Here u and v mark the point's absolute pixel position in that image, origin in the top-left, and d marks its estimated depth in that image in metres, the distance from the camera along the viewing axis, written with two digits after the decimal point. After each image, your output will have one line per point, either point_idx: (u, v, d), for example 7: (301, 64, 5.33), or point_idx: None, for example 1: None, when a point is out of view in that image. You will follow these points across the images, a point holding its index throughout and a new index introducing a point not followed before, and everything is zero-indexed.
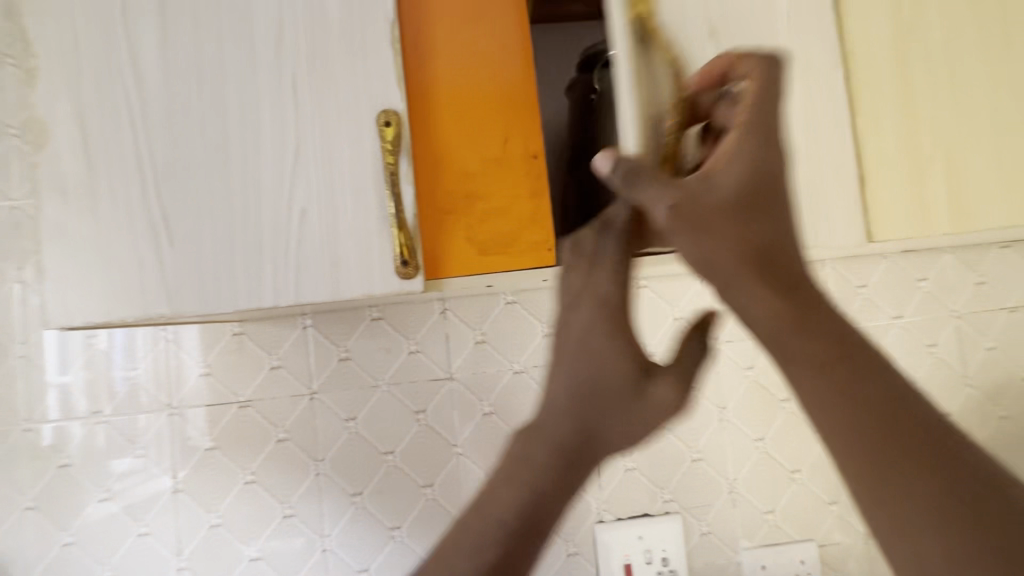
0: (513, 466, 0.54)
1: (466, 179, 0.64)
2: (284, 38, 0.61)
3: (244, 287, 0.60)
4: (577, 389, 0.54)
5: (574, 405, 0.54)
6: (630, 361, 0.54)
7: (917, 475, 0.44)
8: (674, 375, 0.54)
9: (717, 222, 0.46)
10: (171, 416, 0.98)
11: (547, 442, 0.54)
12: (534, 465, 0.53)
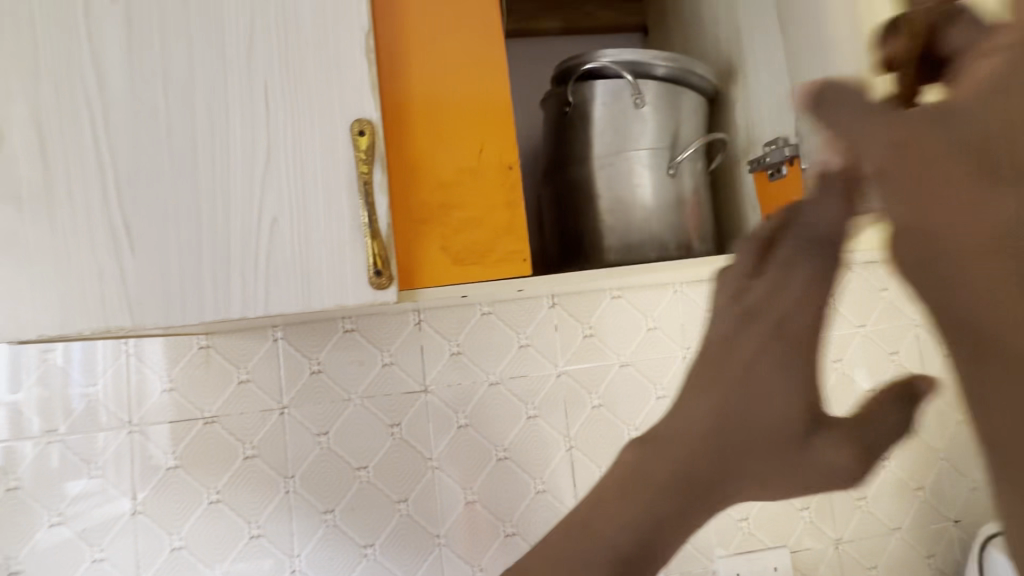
0: (632, 491, 0.47)
1: (441, 189, 0.64)
2: (255, 44, 0.61)
3: (210, 298, 0.58)
4: (723, 421, 0.47)
5: (719, 440, 0.47)
6: (805, 405, 0.48)
7: None
8: (842, 439, 0.48)
9: (937, 179, 0.33)
10: (132, 434, 0.94)
11: (678, 470, 0.47)
12: (656, 492, 0.46)
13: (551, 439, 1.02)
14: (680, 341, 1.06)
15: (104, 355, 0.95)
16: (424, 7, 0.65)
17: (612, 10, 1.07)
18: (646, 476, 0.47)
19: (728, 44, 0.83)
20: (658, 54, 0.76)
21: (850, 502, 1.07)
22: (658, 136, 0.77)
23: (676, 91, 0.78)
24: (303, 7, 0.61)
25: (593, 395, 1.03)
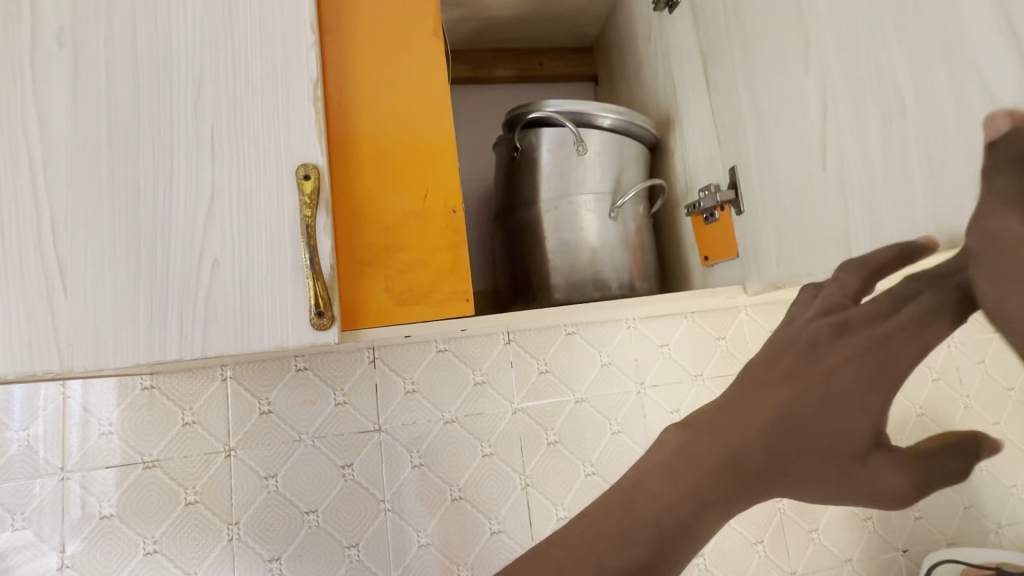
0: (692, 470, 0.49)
1: (386, 231, 0.65)
2: (203, 93, 0.62)
3: (145, 341, 0.58)
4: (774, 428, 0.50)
5: (768, 441, 0.50)
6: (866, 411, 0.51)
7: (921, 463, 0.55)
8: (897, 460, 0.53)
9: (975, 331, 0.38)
10: (65, 480, 0.89)
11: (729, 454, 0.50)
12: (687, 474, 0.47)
13: (507, 477, 1.01)
14: (634, 376, 1.08)
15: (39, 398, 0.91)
16: (373, 61, 0.69)
17: (563, 62, 1.13)
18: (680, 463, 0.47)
19: (667, 96, 0.88)
20: (600, 106, 0.80)
21: (803, 536, 1.08)
22: (600, 182, 0.81)
23: (618, 139, 0.83)
24: (252, 59, 0.64)
25: (548, 431, 1.04)
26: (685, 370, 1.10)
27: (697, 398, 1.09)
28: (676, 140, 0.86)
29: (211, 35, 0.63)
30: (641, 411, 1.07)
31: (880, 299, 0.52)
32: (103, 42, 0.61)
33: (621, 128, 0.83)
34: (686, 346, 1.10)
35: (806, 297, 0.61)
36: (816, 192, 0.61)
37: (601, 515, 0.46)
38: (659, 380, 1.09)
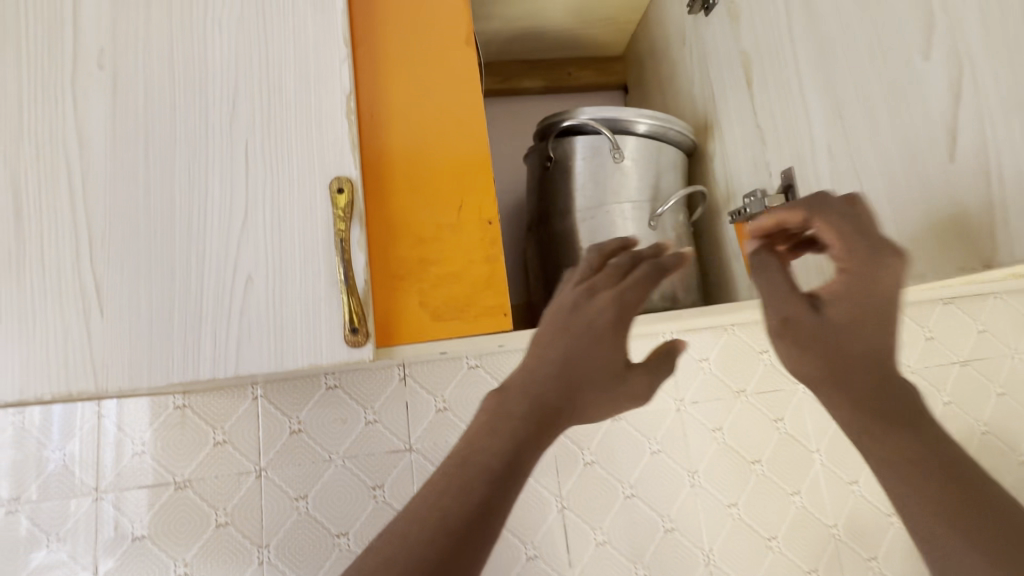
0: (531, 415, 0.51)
1: (419, 243, 0.64)
2: (237, 108, 0.62)
3: (180, 359, 0.56)
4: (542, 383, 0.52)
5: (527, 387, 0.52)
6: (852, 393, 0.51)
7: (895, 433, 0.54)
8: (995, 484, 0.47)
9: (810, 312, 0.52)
10: (98, 501, 0.89)
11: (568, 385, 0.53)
12: (515, 422, 0.51)
13: (542, 500, 0.97)
14: (673, 393, 1.03)
15: (74, 417, 0.91)
16: (404, 72, 0.68)
17: (593, 71, 1.11)
18: (507, 410, 0.51)
19: (704, 100, 0.85)
20: (636, 112, 0.77)
21: (861, 563, 1.00)
22: (638, 189, 0.78)
23: (655, 145, 0.80)
24: (286, 72, 0.63)
25: (584, 451, 1.00)
26: (727, 386, 1.04)
27: (740, 415, 1.03)
28: (715, 143, 0.83)
29: (245, 51, 0.63)
30: (682, 429, 1.02)
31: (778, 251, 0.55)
32: (142, 61, 0.62)
33: (658, 134, 0.81)
34: (726, 360, 1.05)
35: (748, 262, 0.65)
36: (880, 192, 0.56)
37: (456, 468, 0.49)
38: (699, 396, 1.03)
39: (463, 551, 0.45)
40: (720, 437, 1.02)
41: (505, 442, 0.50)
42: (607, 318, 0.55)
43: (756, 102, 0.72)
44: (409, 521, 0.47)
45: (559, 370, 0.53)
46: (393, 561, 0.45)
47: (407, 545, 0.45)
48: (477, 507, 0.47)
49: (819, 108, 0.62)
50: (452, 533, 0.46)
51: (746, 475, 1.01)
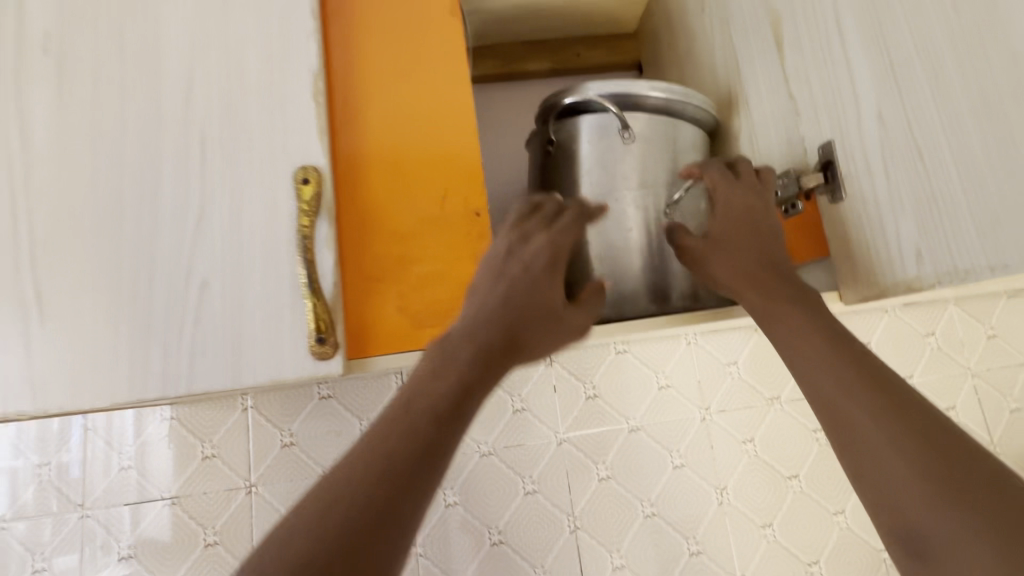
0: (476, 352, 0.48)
1: (395, 240, 0.56)
2: (192, 93, 0.55)
3: (130, 376, 0.50)
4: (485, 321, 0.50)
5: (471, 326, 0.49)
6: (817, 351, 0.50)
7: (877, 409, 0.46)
8: None
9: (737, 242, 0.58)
10: (83, 519, 0.84)
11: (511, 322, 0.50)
12: (462, 363, 0.47)
13: (553, 519, 0.88)
14: (697, 401, 0.93)
15: (61, 431, 0.87)
16: (381, 45, 0.60)
17: (602, 50, 1.02)
18: (451, 351, 0.48)
19: (725, 69, 0.74)
20: (648, 85, 0.68)
21: None
22: (652, 173, 0.69)
23: (671, 124, 0.70)
24: (246, 51, 0.56)
25: (599, 465, 0.90)
26: (758, 394, 0.94)
27: (772, 425, 0.93)
28: (740, 118, 0.72)
29: (202, 27, 0.56)
30: (708, 441, 0.92)
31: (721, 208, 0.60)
32: (89, 44, 0.55)
33: (674, 109, 0.71)
34: (755, 364, 0.95)
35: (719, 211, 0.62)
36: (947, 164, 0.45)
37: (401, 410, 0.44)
38: (727, 404, 0.93)
39: (413, 495, 0.41)
40: (751, 450, 0.92)
41: (452, 381, 0.46)
42: (541, 259, 0.53)
43: (788, 68, 0.62)
44: (351, 464, 0.41)
45: (504, 307, 0.50)
46: (337, 503, 0.40)
47: (353, 489, 0.40)
48: (423, 449, 0.43)
49: (868, 68, 0.51)
50: (402, 476, 0.41)
51: (781, 492, 0.90)
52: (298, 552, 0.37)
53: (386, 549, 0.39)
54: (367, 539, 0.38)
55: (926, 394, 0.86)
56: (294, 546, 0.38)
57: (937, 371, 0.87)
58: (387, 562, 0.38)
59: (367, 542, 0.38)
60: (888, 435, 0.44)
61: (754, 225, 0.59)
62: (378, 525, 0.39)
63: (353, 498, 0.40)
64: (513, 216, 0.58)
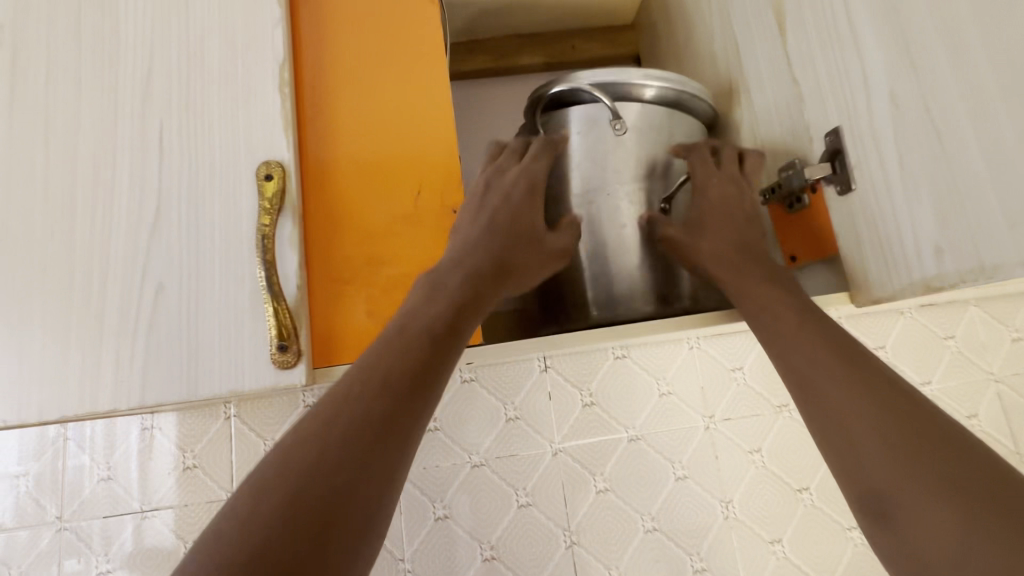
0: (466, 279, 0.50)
1: (366, 239, 0.52)
2: (151, 85, 0.52)
3: (78, 386, 0.47)
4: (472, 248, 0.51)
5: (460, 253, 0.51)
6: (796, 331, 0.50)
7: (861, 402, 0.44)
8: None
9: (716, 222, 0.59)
10: (61, 531, 0.81)
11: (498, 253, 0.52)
12: (451, 290, 0.49)
13: (548, 534, 0.80)
14: (701, 408, 0.85)
15: (40, 441, 0.84)
16: (352, 33, 0.57)
17: (598, 43, 0.97)
18: (440, 281, 0.49)
19: (724, 55, 0.69)
20: (641, 72, 0.62)
21: None
22: (646, 166, 0.63)
23: (666, 115, 0.64)
24: (208, 42, 0.53)
25: (597, 476, 0.82)
26: (767, 401, 0.86)
27: (783, 434, 0.85)
28: (740, 108, 0.67)
29: (162, 14, 0.53)
30: (713, 452, 0.84)
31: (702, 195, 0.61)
32: (44, 33, 0.52)
33: (669, 100, 0.65)
34: (764, 370, 0.87)
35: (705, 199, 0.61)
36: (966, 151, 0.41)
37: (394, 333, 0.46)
38: (732, 413, 0.85)
39: (409, 412, 0.42)
40: (759, 460, 0.84)
41: (444, 305, 0.48)
42: (520, 188, 0.57)
43: (790, 52, 0.57)
44: (349, 385, 0.43)
45: (491, 235, 0.52)
46: (337, 420, 0.41)
47: (351, 407, 0.41)
48: (415, 374, 0.44)
49: (878, 47, 0.46)
50: (399, 394, 0.43)
51: (791, 507, 0.82)
52: (303, 464, 0.38)
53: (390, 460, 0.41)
54: (368, 450, 0.40)
55: (946, 401, 0.81)
56: (300, 458, 0.39)
57: (958, 376, 0.82)
58: (390, 469, 0.40)
59: (371, 452, 0.40)
60: (856, 405, 0.44)
61: (729, 209, 0.59)
62: (378, 439, 0.41)
63: (354, 414, 0.41)
64: (486, 164, 0.60)
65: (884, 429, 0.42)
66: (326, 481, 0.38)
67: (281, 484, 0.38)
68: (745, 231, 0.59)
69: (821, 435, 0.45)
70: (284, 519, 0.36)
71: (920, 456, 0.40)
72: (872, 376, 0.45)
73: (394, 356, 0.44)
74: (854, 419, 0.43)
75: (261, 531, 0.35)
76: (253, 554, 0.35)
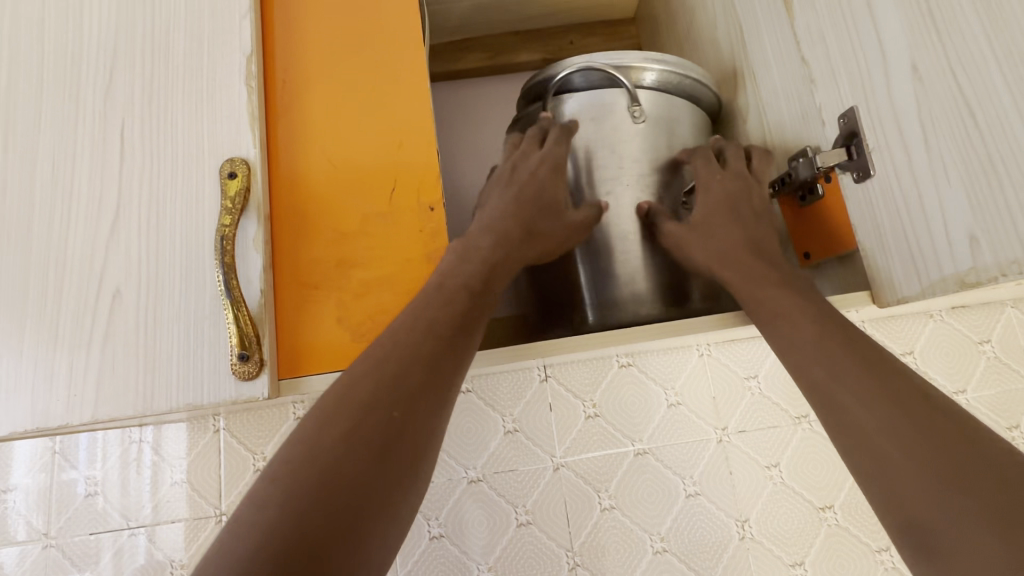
0: (491, 247, 0.49)
1: (338, 238, 0.49)
2: (116, 83, 0.49)
3: (29, 403, 0.44)
4: (501, 222, 0.52)
5: (486, 226, 0.51)
6: (812, 328, 0.45)
7: (884, 399, 0.39)
8: None
9: (722, 208, 0.55)
10: (46, 550, 0.68)
11: (521, 222, 0.52)
12: (485, 252, 0.49)
13: (550, 555, 0.73)
14: (712, 420, 0.78)
15: (14, 448, 0.70)
16: (324, 24, 0.54)
17: (598, 36, 0.92)
18: (474, 245, 0.49)
19: (728, 40, 0.64)
20: (638, 57, 0.58)
21: None
22: (642, 158, 0.58)
23: (665, 101, 0.60)
24: (174, 37, 0.51)
25: (602, 492, 0.75)
26: (784, 412, 0.79)
27: (805, 446, 0.77)
28: (746, 94, 0.62)
29: (128, 9, 0.51)
30: (726, 467, 0.76)
31: (708, 185, 0.56)
32: (9, 30, 0.50)
33: (670, 84, 0.60)
34: (783, 378, 0.80)
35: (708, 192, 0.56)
36: (990, 127, 0.36)
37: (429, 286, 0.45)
38: (747, 424, 0.78)
39: (453, 360, 0.42)
40: (777, 476, 0.76)
41: (476, 265, 0.47)
42: (546, 163, 0.55)
43: (798, 29, 0.52)
44: (396, 329, 0.42)
45: (520, 212, 0.52)
46: (387, 360, 0.40)
47: (400, 349, 0.40)
48: (457, 325, 0.43)
49: (896, 14, 0.41)
50: (444, 340, 0.42)
51: (814, 527, 0.75)
52: (358, 399, 0.38)
53: (436, 406, 0.40)
54: (417, 394, 0.39)
55: (982, 411, 0.74)
56: (354, 394, 0.38)
57: (996, 385, 0.75)
58: (437, 413, 0.39)
59: (421, 395, 0.39)
60: (884, 421, 0.38)
61: (732, 203, 0.55)
62: (425, 385, 0.39)
63: (404, 355, 0.40)
64: (508, 151, 0.59)
65: (915, 448, 0.36)
66: (380, 419, 0.37)
67: (338, 416, 0.37)
68: (755, 228, 0.53)
69: (839, 439, 0.40)
70: (344, 447, 0.35)
71: (957, 480, 0.34)
72: (896, 373, 0.40)
73: (436, 307, 0.43)
74: (875, 426, 0.38)
75: (320, 461, 0.34)
76: (310, 491, 0.33)
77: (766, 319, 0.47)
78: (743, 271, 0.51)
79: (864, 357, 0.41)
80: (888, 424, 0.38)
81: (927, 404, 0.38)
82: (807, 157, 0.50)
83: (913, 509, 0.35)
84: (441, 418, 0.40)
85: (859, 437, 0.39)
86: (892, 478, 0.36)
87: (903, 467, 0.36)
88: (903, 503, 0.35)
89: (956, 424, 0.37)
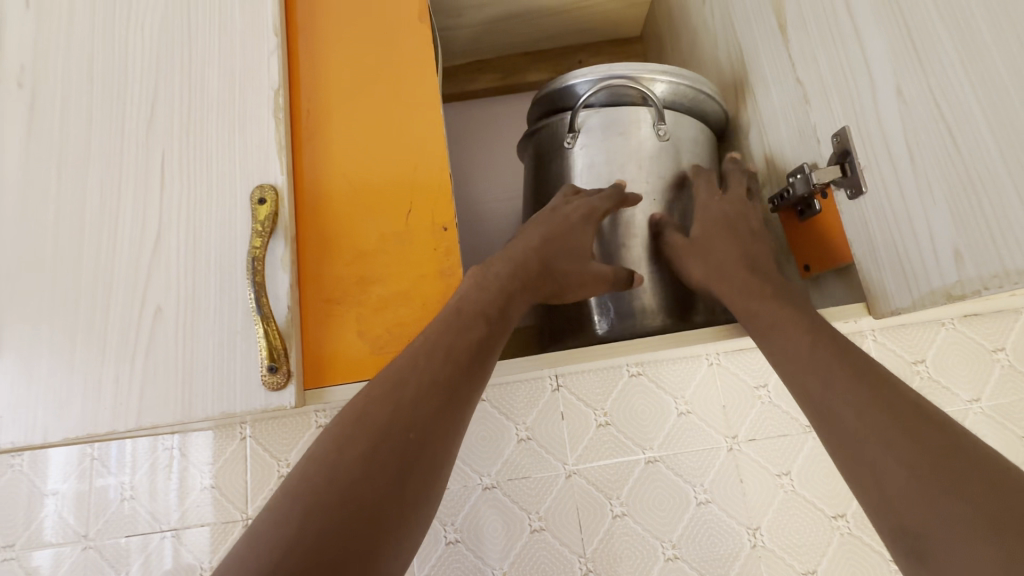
0: (509, 273, 0.53)
1: (357, 260, 0.52)
2: (157, 118, 0.54)
3: (80, 413, 0.48)
4: (521, 253, 0.55)
5: (508, 256, 0.55)
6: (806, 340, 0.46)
7: (876, 416, 0.40)
8: None
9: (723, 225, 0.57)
10: (86, 550, 0.72)
11: (538, 253, 0.55)
12: (504, 280, 0.52)
13: (563, 561, 0.75)
14: (722, 429, 0.79)
15: (57, 455, 0.75)
16: (345, 57, 0.58)
17: (606, 56, 0.95)
18: (492, 273, 0.52)
19: (730, 62, 0.66)
20: (650, 68, 0.59)
21: None
22: (646, 178, 0.61)
23: (674, 115, 0.62)
24: (210, 75, 0.55)
25: (614, 500, 0.77)
26: (795, 420, 0.79)
27: (816, 454, 0.78)
28: (748, 112, 0.64)
29: (169, 49, 0.55)
30: (737, 476, 0.77)
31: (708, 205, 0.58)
32: (60, 71, 0.55)
33: (684, 97, 0.63)
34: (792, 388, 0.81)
35: (710, 209, 0.58)
36: (967, 151, 0.38)
37: (450, 308, 0.49)
38: (757, 433, 0.79)
39: (468, 383, 0.44)
40: (788, 485, 0.77)
41: (495, 290, 0.50)
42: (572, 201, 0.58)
43: (793, 54, 0.54)
44: (414, 353, 0.45)
45: (539, 242, 0.56)
46: (406, 383, 0.43)
47: (420, 373, 0.43)
48: (472, 351, 0.46)
49: (882, 40, 0.44)
50: (462, 364, 0.45)
51: (826, 536, 0.75)
52: (380, 420, 0.40)
53: (451, 426, 0.43)
54: (434, 416, 0.42)
55: (995, 419, 0.74)
56: (377, 413, 0.41)
57: (1010, 393, 0.75)
58: (452, 433, 0.42)
59: (437, 418, 0.42)
60: (876, 428, 0.40)
61: (731, 221, 0.57)
62: (442, 408, 0.42)
63: (424, 377, 0.43)
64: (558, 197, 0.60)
65: (905, 459, 0.37)
66: (401, 439, 0.40)
67: (359, 436, 0.39)
68: (753, 245, 0.56)
69: (839, 457, 0.42)
70: (366, 466, 0.38)
71: (943, 487, 0.35)
72: (889, 389, 0.41)
73: (454, 329, 0.46)
74: (870, 442, 0.39)
75: (344, 476, 0.37)
76: (333, 505, 0.36)
77: (763, 333, 0.49)
78: (743, 286, 0.53)
79: (859, 367, 0.43)
80: (882, 441, 0.39)
81: (917, 413, 0.40)
82: (806, 173, 0.52)
83: (911, 523, 0.36)
84: (456, 438, 0.43)
85: (856, 455, 0.40)
86: (891, 496, 0.37)
87: (899, 484, 0.37)
88: (903, 519, 0.36)
89: (951, 437, 0.38)
